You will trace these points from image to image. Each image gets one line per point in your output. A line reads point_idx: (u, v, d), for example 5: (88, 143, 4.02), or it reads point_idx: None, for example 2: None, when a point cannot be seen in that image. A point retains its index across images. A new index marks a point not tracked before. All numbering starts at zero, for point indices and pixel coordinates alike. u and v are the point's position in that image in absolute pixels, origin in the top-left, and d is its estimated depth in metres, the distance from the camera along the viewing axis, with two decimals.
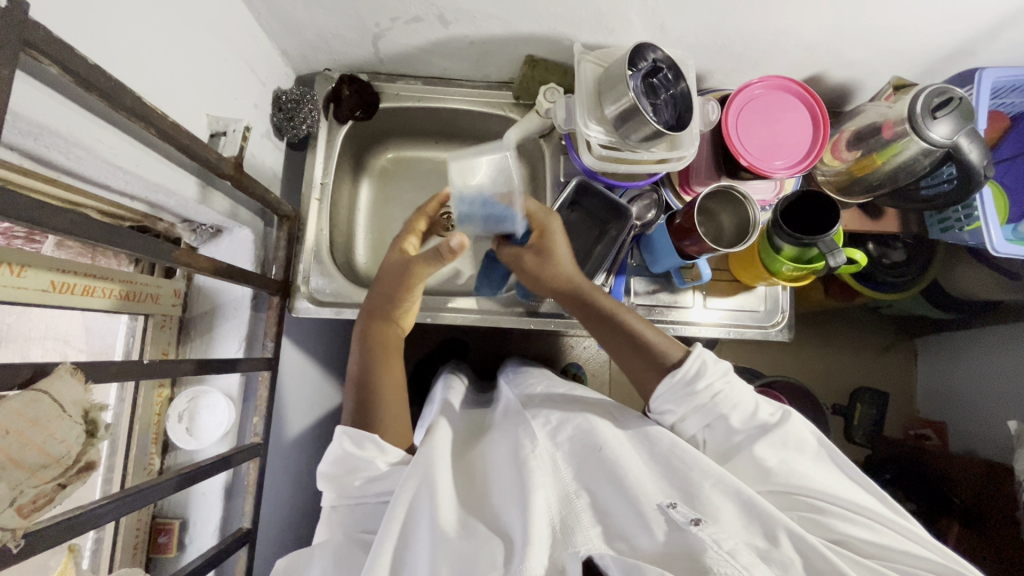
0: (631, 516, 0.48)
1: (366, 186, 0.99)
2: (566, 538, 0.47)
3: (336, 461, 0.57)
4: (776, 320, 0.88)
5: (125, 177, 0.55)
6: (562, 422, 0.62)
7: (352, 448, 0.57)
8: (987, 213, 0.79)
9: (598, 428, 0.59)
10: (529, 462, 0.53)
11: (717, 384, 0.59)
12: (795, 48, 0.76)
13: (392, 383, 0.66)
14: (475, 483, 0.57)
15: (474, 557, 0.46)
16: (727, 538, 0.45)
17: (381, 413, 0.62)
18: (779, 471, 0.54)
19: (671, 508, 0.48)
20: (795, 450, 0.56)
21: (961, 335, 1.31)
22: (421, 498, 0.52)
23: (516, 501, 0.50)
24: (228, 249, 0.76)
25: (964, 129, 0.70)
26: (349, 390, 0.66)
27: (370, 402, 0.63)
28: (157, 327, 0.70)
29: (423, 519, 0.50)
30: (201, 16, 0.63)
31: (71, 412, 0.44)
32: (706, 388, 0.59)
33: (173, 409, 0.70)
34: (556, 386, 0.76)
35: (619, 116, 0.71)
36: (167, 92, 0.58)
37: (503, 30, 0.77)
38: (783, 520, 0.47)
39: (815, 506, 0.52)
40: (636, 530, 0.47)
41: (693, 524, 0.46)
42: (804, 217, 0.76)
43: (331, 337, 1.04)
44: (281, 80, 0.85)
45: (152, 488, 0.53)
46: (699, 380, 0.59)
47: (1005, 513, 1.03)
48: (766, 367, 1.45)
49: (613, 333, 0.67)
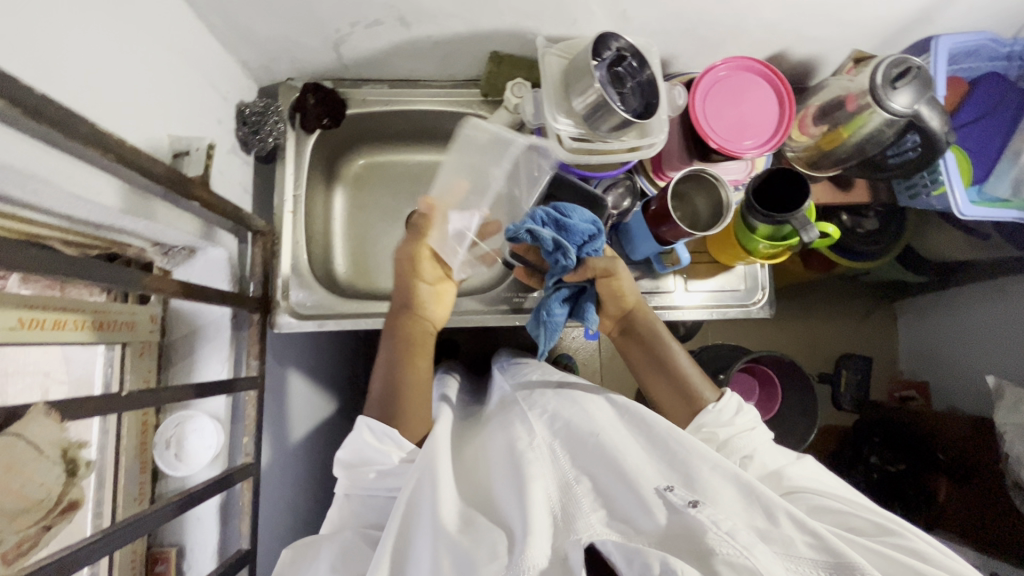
0: (629, 499, 0.48)
1: (340, 194, 0.97)
2: (567, 526, 0.47)
3: (353, 449, 0.61)
4: (757, 298, 0.89)
5: (85, 205, 0.54)
6: (559, 409, 0.61)
7: (370, 440, 0.60)
8: (952, 177, 0.81)
9: (594, 417, 0.60)
10: (525, 455, 0.54)
11: (750, 421, 0.64)
12: (756, 27, 0.77)
13: (416, 381, 0.69)
14: (477, 477, 0.57)
15: (471, 548, 0.46)
16: (725, 518, 0.45)
17: (402, 409, 0.66)
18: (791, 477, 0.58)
19: (669, 490, 0.49)
20: (819, 477, 0.59)
21: (937, 297, 1.34)
22: (422, 496, 0.52)
23: (512, 493, 0.50)
24: (203, 270, 0.75)
25: (925, 97, 0.71)
26: (378, 388, 0.69)
27: (393, 398, 0.67)
28: (136, 355, 0.68)
29: (423, 517, 0.50)
30: (152, 35, 0.61)
31: (46, 451, 0.43)
32: (742, 420, 0.64)
33: (161, 436, 0.69)
34: (549, 373, 0.77)
35: (587, 108, 0.71)
36: (124, 115, 0.56)
37: (465, 27, 0.76)
38: (783, 503, 0.47)
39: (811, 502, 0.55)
40: (637, 513, 0.47)
41: (691, 506, 0.47)
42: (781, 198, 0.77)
43: (317, 348, 1.03)
44: (243, 92, 0.83)
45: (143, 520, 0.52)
46: (736, 415, 0.65)
47: (989, 465, 1.08)
48: (753, 342, 1.47)
49: (664, 371, 0.73)
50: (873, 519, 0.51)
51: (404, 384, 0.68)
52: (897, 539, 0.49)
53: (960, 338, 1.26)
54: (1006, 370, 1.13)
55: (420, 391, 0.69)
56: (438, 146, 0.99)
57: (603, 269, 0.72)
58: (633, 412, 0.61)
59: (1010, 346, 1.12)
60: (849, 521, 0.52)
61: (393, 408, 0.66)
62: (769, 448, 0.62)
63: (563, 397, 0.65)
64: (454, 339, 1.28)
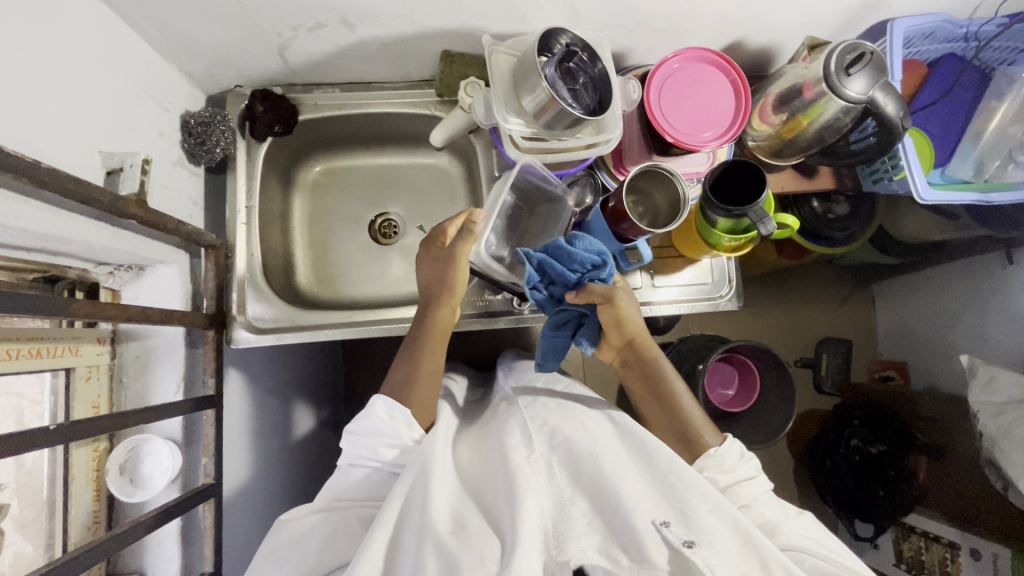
0: (624, 530, 0.46)
1: (298, 202, 0.95)
2: (558, 545, 0.46)
3: (364, 423, 0.61)
4: (724, 291, 0.88)
5: (8, 231, 0.52)
6: (560, 425, 0.60)
7: (386, 417, 0.61)
8: (911, 162, 0.80)
9: (596, 437, 0.58)
10: (520, 469, 0.52)
11: (752, 469, 0.62)
12: (710, 17, 0.75)
13: (431, 368, 0.70)
14: (470, 487, 0.56)
15: (460, 554, 0.44)
16: (720, 564, 0.44)
17: (411, 392, 0.66)
18: (787, 534, 0.55)
19: (665, 526, 0.47)
20: (819, 536, 0.56)
21: (912, 279, 1.34)
22: (412, 502, 0.51)
23: (505, 504, 0.48)
24: (151, 289, 0.72)
25: (879, 82, 0.70)
26: (395, 370, 0.70)
27: (410, 379, 0.68)
28: (82, 381, 0.66)
29: (411, 527, 0.48)
30: (77, 49, 0.59)
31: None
32: (743, 469, 0.62)
33: (111, 463, 0.66)
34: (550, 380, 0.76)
35: (537, 108, 0.70)
36: (47, 134, 0.54)
37: (411, 28, 0.74)
38: (779, 556, 0.46)
39: (807, 563, 0.52)
40: (630, 545, 0.46)
41: (687, 546, 0.45)
42: (745, 196, 0.75)
43: (290, 359, 1.01)
44: (188, 102, 0.80)
45: (95, 548, 0.53)
46: (741, 462, 0.63)
47: (965, 445, 1.09)
48: (731, 333, 1.44)
49: (663, 406, 0.71)
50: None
51: (420, 369, 0.69)
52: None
53: (937, 319, 1.26)
54: (979, 350, 1.14)
55: (433, 374, 0.70)
56: (398, 148, 0.97)
57: (602, 294, 0.70)
58: (634, 436, 0.59)
59: (984, 325, 1.13)
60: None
61: (406, 388, 0.67)
62: (770, 500, 0.60)
63: (564, 413, 0.64)
64: None
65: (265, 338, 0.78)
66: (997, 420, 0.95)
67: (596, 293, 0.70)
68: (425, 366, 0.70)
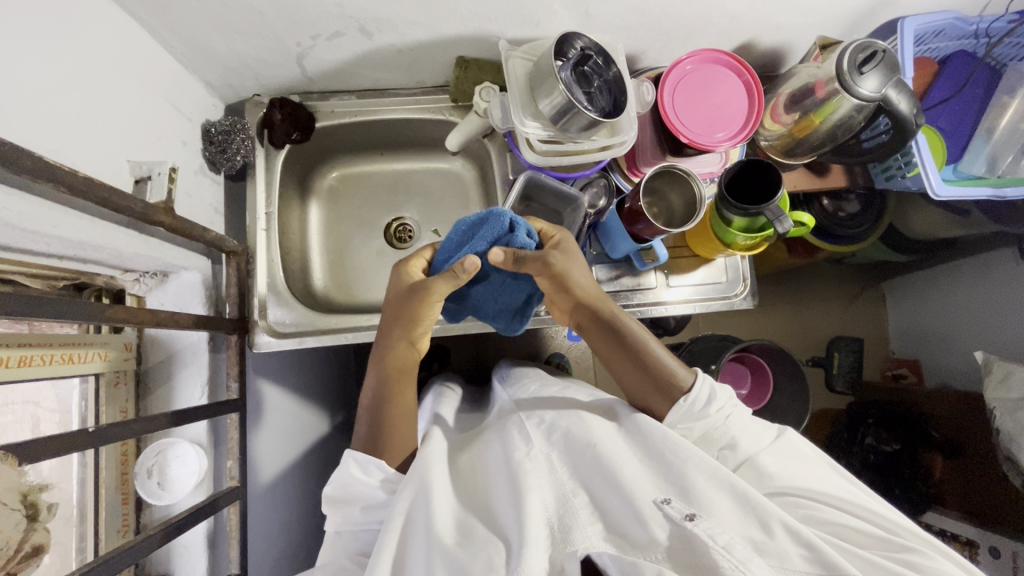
0: (626, 513, 0.47)
1: (315, 209, 0.96)
2: (564, 537, 0.46)
3: (342, 483, 0.60)
4: (739, 290, 0.89)
5: (43, 240, 0.53)
6: (556, 421, 0.61)
7: (356, 473, 0.59)
8: (925, 159, 0.81)
9: (591, 428, 0.58)
10: (522, 467, 0.52)
11: (723, 409, 0.63)
12: (721, 20, 0.76)
13: (405, 411, 0.67)
14: (477, 486, 0.57)
15: (466, 560, 0.45)
16: (722, 532, 0.44)
17: (388, 434, 0.64)
18: (774, 476, 0.57)
19: (666, 503, 0.48)
20: (801, 465, 0.58)
21: (924, 275, 1.33)
22: (416, 515, 0.52)
23: (510, 507, 0.49)
24: (175, 294, 0.74)
25: (892, 80, 0.71)
26: (365, 418, 0.67)
27: (381, 424, 0.65)
28: (111, 385, 0.68)
29: (418, 533, 0.50)
30: (104, 57, 0.60)
31: (4, 500, 0.43)
32: (716, 412, 0.62)
33: (140, 466, 0.68)
34: (549, 385, 0.76)
35: (553, 111, 0.71)
36: (79, 146, 0.56)
37: (428, 34, 0.75)
38: (778, 513, 0.47)
39: (801, 510, 0.53)
40: (633, 526, 0.46)
41: (688, 519, 0.45)
42: (746, 188, 0.78)
43: (315, 365, 1.01)
44: (208, 111, 0.82)
45: (144, 541, 0.55)
46: (709, 404, 0.63)
47: (982, 441, 1.08)
48: (746, 333, 1.44)
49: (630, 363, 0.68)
50: (870, 532, 0.51)
51: (390, 415, 0.66)
52: (908, 555, 0.48)
53: (950, 315, 1.25)
54: (994, 346, 1.13)
55: (413, 403, 0.69)
56: (411, 152, 0.98)
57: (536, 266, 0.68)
58: (631, 424, 0.60)
59: (999, 319, 1.12)
60: (842, 531, 0.51)
61: (381, 430, 0.64)
62: (749, 430, 0.62)
63: (561, 409, 0.64)
64: (448, 346, 1.26)
65: (286, 342, 0.79)
66: (1014, 417, 0.95)
67: (531, 262, 0.68)
68: (400, 415, 0.66)
